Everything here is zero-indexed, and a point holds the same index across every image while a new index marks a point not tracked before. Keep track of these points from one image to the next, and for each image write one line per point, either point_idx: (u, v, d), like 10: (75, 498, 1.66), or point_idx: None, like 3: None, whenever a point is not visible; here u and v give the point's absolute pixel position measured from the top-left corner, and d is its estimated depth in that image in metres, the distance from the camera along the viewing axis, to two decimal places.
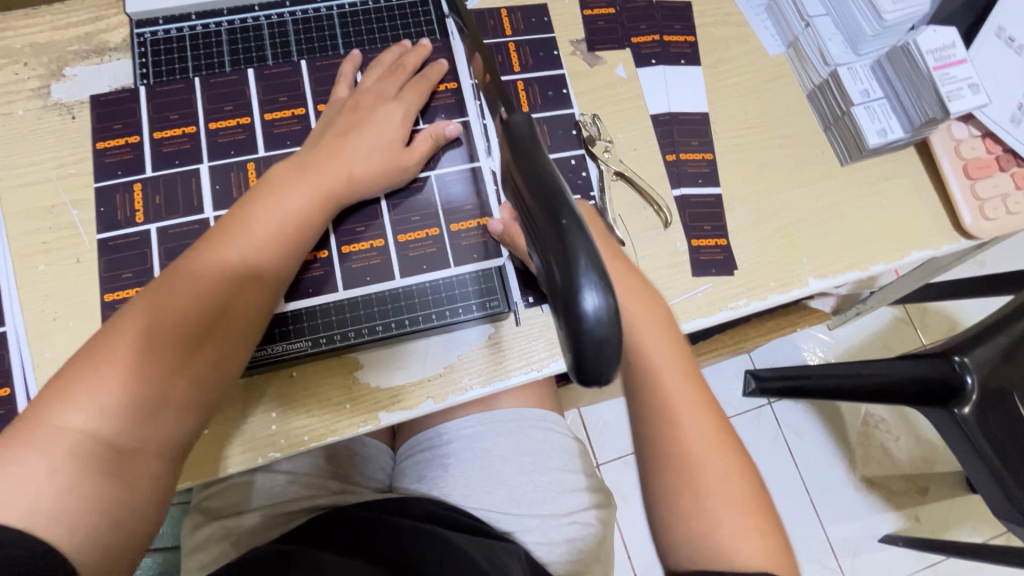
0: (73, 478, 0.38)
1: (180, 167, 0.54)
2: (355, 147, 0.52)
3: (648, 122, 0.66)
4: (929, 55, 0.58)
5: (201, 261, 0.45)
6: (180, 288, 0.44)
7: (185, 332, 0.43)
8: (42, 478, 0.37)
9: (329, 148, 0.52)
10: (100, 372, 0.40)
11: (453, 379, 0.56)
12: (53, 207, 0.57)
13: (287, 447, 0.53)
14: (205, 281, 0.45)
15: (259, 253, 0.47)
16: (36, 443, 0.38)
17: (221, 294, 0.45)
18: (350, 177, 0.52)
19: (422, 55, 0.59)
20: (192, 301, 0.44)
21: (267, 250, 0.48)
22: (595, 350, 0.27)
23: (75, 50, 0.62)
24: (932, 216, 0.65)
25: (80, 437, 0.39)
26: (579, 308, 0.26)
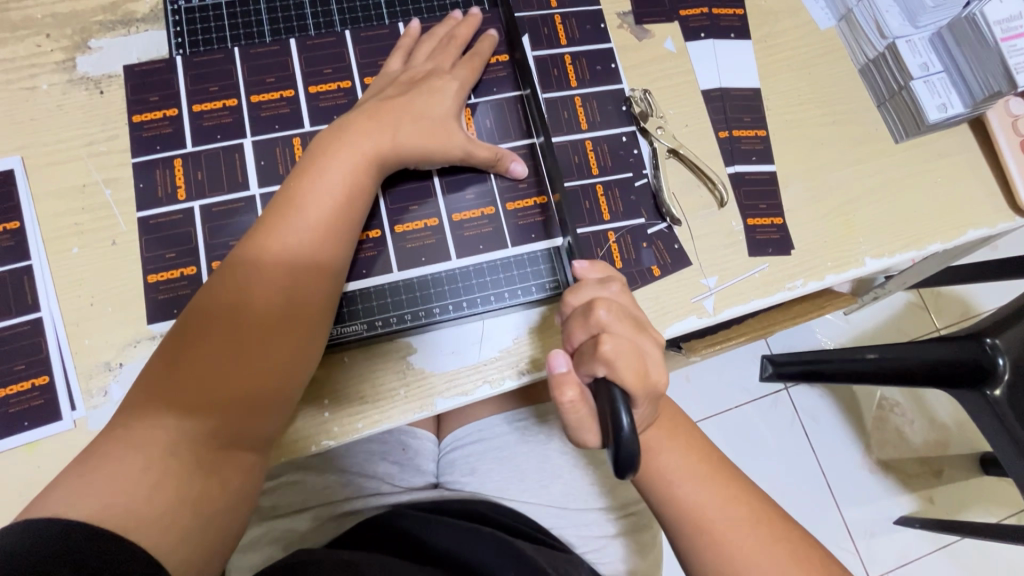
0: (168, 476, 0.39)
1: (221, 143, 0.52)
2: (403, 112, 0.50)
3: (699, 97, 0.63)
4: (996, 27, 0.56)
5: (261, 243, 0.45)
6: (248, 273, 0.44)
7: (254, 321, 0.43)
8: (137, 476, 0.38)
9: (375, 110, 0.50)
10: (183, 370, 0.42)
11: (513, 365, 0.54)
12: (85, 187, 0.54)
13: (341, 434, 0.51)
14: (269, 266, 0.44)
15: (316, 231, 0.46)
16: (135, 444, 0.39)
17: (285, 278, 0.44)
18: (398, 142, 0.49)
19: (473, 24, 0.56)
20: (258, 288, 0.44)
21: (323, 227, 0.46)
22: (627, 449, 0.40)
23: (99, 21, 0.59)
24: (988, 193, 0.64)
25: (173, 432, 0.40)
26: (616, 425, 0.41)
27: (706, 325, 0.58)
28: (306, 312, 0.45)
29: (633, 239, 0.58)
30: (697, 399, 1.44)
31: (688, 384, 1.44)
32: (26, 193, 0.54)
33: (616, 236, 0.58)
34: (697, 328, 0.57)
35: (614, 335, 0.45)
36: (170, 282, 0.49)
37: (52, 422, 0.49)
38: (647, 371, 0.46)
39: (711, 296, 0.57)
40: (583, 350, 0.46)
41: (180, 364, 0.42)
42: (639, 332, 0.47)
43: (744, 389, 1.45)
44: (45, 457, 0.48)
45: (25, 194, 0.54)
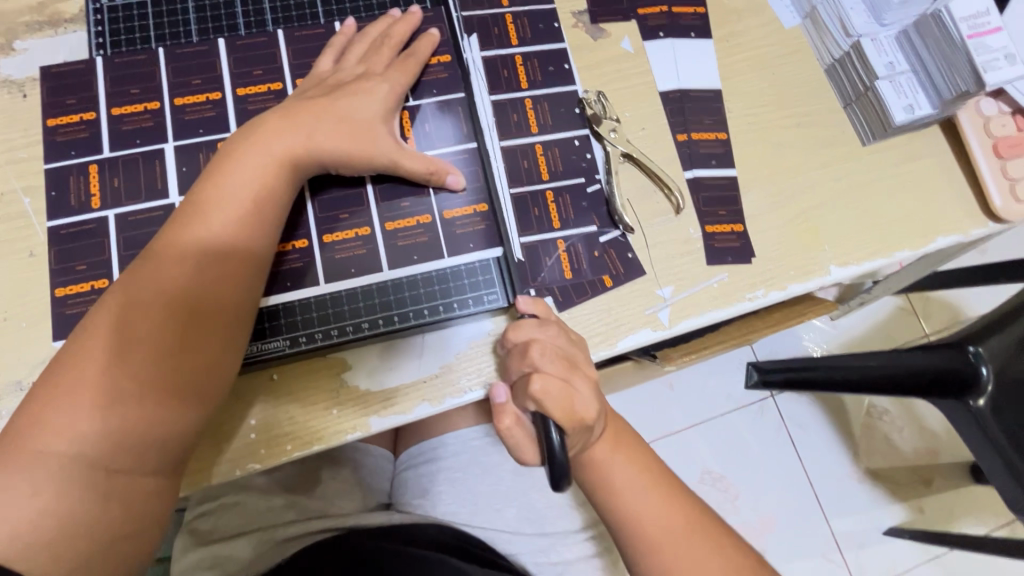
0: (58, 503, 0.38)
1: (141, 148, 0.49)
2: (322, 114, 0.47)
3: (656, 99, 0.61)
4: (962, 23, 0.54)
5: (164, 252, 0.43)
6: (147, 283, 0.42)
7: (153, 333, 0.42)
8: (25, 502, 0.37)
9: (292, 112, 0.47)
10: (73, 385, 0.40)
11: (452, 382, 0.51)
12: (1, 195, 0.51)
13: (269, 458, 0.48)
14: (170, 274, 0.43)
15: (222, 238, 0.44)
16: (23, 465, 0.38)
17: (188, 288, 0.43)
18: (314, 142, 0.47)
19: (412, 23, 0.54)
20: (158, 299, 0.42)
21: (229, 234, 0.44)
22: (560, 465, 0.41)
23: (25, 22, 0.56)
24: (960, 198, 0.61)
25: (63, 456, 0.39)
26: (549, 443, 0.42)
27: (661, 338, 0.55)
28: (211, 322, 0.43)
29: (584, 248, 0.55)
30: (680, 407, 1.40)
31: (671, 393, 1.41)
32: None
33: (566, 244, 0.55)
34: (651, 341, 0.55)
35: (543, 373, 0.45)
36: (82, 295, 0.47)
37: None
38: (578, 410, 0.45)
39: (666, 308, 0.54)
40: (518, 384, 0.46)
41: (71, 378, 0.40)
42: (572, 371, 0.46)
43: (729, 397, 1.42)
44: None
45: None
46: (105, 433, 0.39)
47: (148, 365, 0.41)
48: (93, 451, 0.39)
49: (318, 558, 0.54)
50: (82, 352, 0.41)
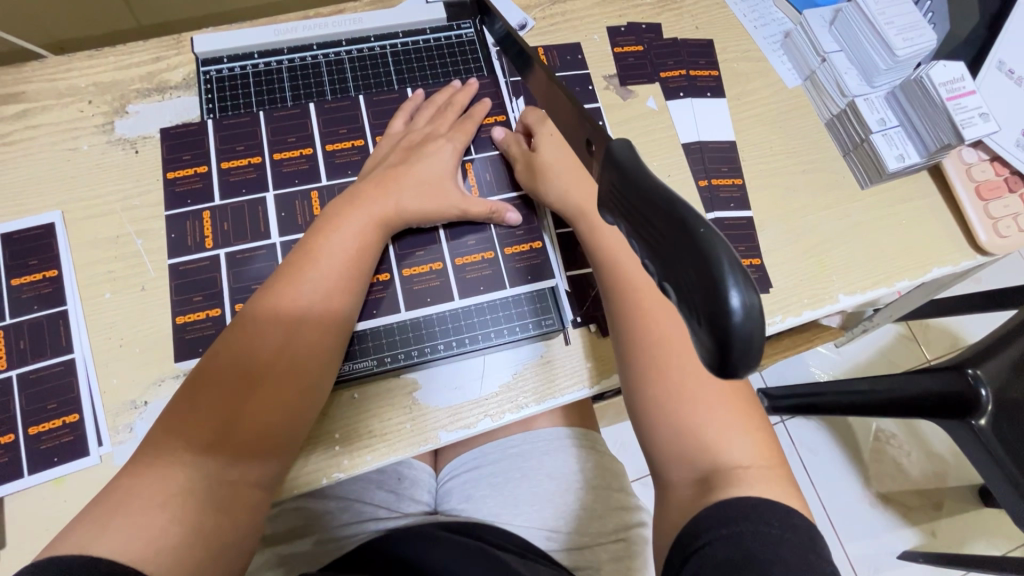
0: (183, 513, 0.42)
1: (246, 196, 0.57)
2: (407, 176, 0.56)
3: (680, 150, 0.70)
4: (941, 88, 0.63)
5: (275, 295, 0.49)
6: (262, 324, 0.48)
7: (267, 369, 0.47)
8: (156, 513, 0.41)
9: (383, 176, 0.56)
10: (198, 413, 0.45)
11: (511, 397, 0.57)
12: (118, 237, 0.59)
13: (353, 467, 0.54)
14: (281, 316, 0.48)
15: (328, 285, 0.50)
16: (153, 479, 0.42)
17: (297, 329, 0.48)
18: (404, 204, 0.55)
19: (471, 91, 0.63)
20: (272, 338, 0.48)
21: (334, 283, 0.50)
22: (746, 346, 0.22)
23: (137, 89, 0.66)
24: (949, 234, 0.69)
25: (189, 469, 0.43)
26: (721, 302, 0.23)
27: None
28: (313, 362, 0.49)
29: None
30: None
31: None
32: (65, 244, 0.59)
33: None
34: None
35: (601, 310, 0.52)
36: (196, 323, 0.54)
37: (80, 458, 0.52)
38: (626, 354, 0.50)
39: None
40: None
41: (196, 407, 0.45)
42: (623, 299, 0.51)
43: None
44: (72, 490, 0.52)
45: (63, 245, 0.59)
46: (227, 451, 0.44)
47: (263, 398, 0.46)
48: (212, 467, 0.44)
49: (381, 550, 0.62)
50: (206, 383, 0.46)
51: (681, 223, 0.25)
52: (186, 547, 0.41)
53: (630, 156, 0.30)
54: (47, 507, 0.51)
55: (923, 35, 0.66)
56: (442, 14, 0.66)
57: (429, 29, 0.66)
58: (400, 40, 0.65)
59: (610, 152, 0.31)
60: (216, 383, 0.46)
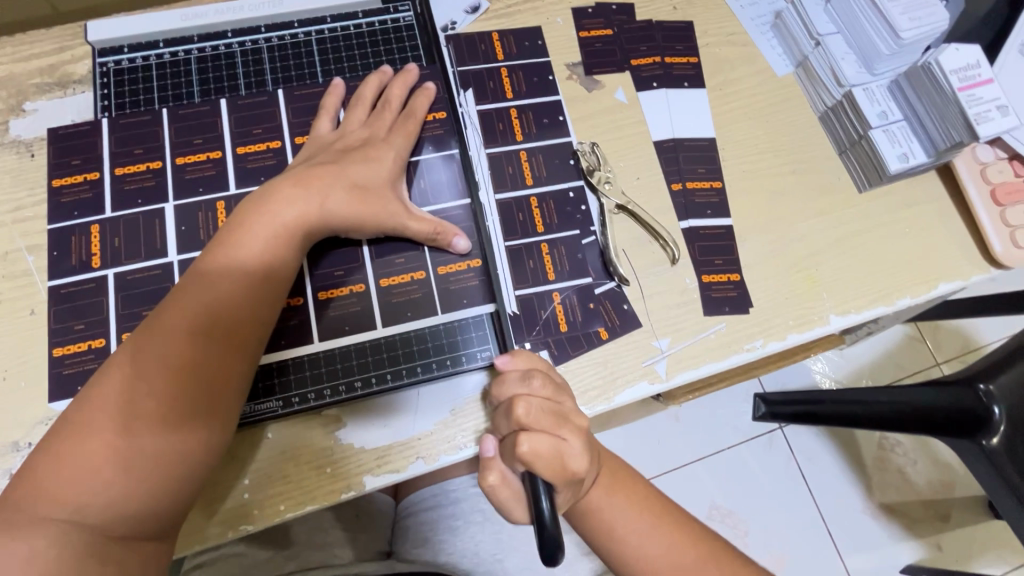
0: (57, 565, 0.37)
1: (142, 209, 0.50)
2: (334, 180, 0.49)
3: (651, 148, 0.61)
4: (952, 76, 0.54)
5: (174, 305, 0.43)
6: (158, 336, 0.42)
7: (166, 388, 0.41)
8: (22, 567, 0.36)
9: (302, 177, 0.48)
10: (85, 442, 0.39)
11: (446, 438, 0.50)
12: (6, 254, 0.53)
13: (262, 518, 0.48)
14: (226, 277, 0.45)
15: (241, 289, 0.45)
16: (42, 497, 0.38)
17: (213, 321, 0.43)
18: (326, 209, 0.48)
19: (407, 80, 0.56)
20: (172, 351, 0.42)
21: (244, 288, 0.45)
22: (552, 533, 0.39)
23: (36, 84, 0.58)
24: (959, 243, 0.60)
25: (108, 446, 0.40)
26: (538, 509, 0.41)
27: (658, 390, 0.54)
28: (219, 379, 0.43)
29: (578, 300, 0.55)
30: (687, 441, 1.38)
31: (677, 426, 1.38)
32: None
33: (561, 296, 0.55)
34: (649, 393, 0.54)
35: (530, 433, 0.42)
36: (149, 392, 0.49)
37: None
38: (568, 468, 0.43)
39: (660, 362, 0.54)
40: (507, 443, 0.44)
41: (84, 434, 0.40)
42: (560, 424, 0.44)
43: (736, 430, 1.40)
44: None
45: None
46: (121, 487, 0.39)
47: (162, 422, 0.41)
48: (96, 512, 0.39)
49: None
50: (97, 404, 0.41)
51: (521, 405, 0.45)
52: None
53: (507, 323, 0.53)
54: None
55: (933, 13, 0.57)
56: None
57: (362, 13, 0.58)
58: (327, 25, 0.57)
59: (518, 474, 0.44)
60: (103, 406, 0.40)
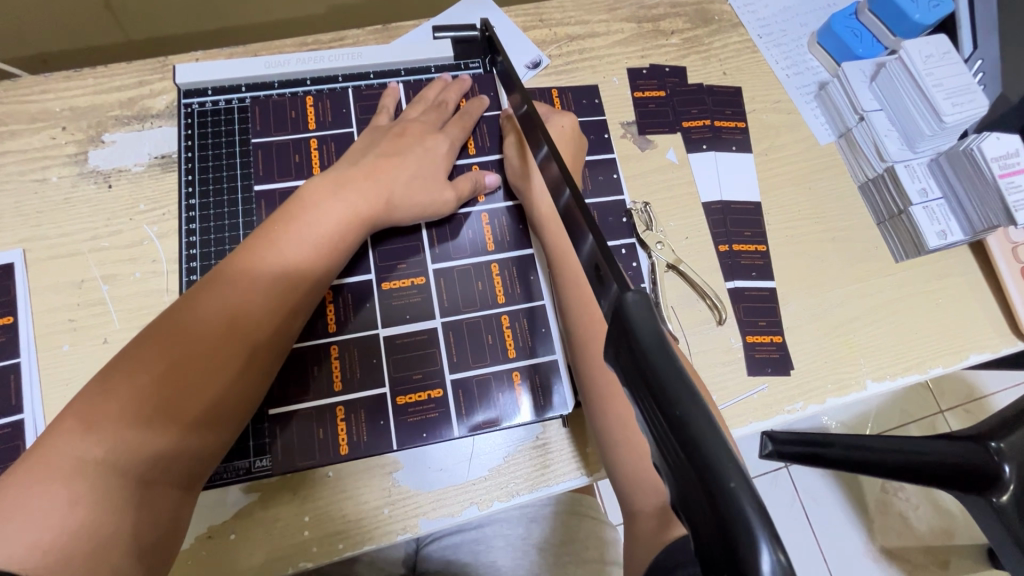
0: (93, 514, 0.36)
1: (252, 199, 0.55)
2: (397, 171, 0.52)
3: (700, 210, 0.64)
4: (993, 163, 0.57)
5: (202, 295, 0.44)
6: (195, 310, 0.43)
7: (208, 363, 0.42)
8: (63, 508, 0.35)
9: (371, 166, 0.52)
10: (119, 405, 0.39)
11: (499, 484, 0.52)
12: (82, 282, 0.54)
13: (320, 556, 0.49)
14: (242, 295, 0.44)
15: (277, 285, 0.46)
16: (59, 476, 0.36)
17: (236, 327, 0.43)
18: (389, 201, 0.52)
19: (462, 87, 0.59)
20: (225, 312, 0.43)
21: (283, 284, 0.46)
22: None
23: (115, 116, 0.60)
24: (988, 316, 0.63)
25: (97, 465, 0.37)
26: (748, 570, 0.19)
27: None
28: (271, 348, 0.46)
29: None
30: None
31: None
32: (23, 287, 0.54)
33: None
34: None
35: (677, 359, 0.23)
36: (419, 404, 0.52)
37: None
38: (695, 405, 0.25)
39: None
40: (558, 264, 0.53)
41: (94, 416, 0.38)
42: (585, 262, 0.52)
43: None
44: None
45: (22, 289, 0.54)
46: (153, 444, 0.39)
47: (194, 386, 0.41)
48: (129, 461, 0.38)
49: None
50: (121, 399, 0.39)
51: (660, 412, 0.22)
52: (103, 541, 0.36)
53: (643, 309, 0.25)
54: None
55: (974, 99, 0.60)
56: (450, 53, 0.61)
57: (433, 68, 0.62)
58: (401, 78, 0.60)
59: (622, 315, 0.25)
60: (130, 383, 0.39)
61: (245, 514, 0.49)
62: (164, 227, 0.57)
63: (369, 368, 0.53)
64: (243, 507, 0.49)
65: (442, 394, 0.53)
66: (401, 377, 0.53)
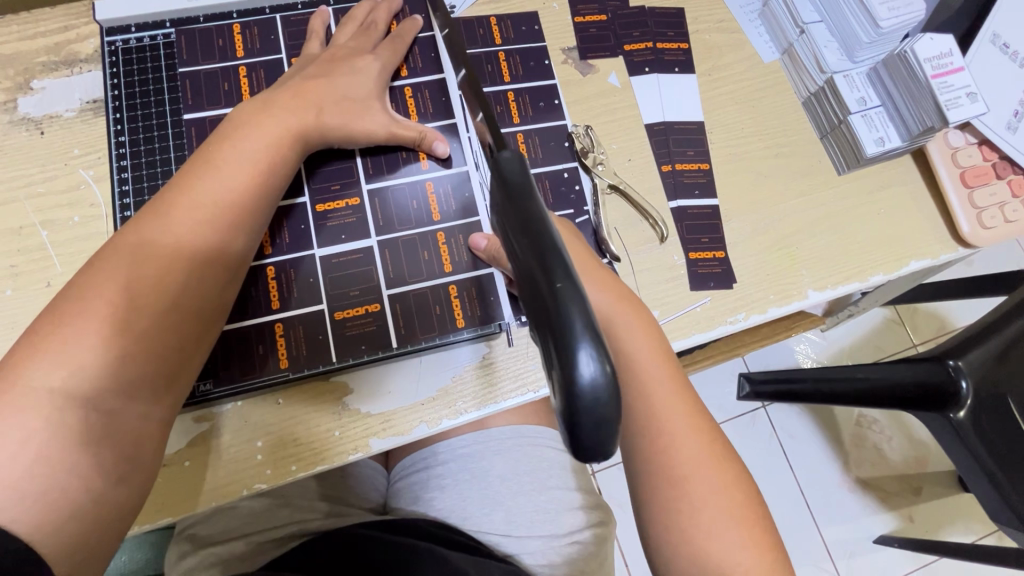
0: (51, 448, 0.36)
1: (182, 129, 0.55)
2: (325, 92, 0.51)
3: (642, 132, 0.64)
4: (926, 64, 0.57)
5: (144, 223, 0.44)
6: (139, 240, 0.43)
7: (156, 290, 0.42)
8: (17, 440, 0.36)
9: (298, 88, 0.51)
10: (70, 334, 0.39)
11: (447, 402, 0.54)
12: (21, 229, 0.54)
13: (274, 477, 0.51)
14: (181, 221, 0.44)
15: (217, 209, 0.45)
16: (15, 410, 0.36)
17: (175, 253, 0.43)
18: (321, 121, 0.51)
19: (392, 8, 0.59)
20: (168, 240, 0.43)
21: (223, 207, 0.45)
22: (591, 419, 0.22)
23: (43, 62, 0.59)
24: (929, 223, 0.64)
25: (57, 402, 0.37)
26: (572, 371, 0.22)
27: None
28: (218, 273, 0.46)
29: None
30: None
31: None
32: None
33: None
34: None
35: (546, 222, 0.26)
36: (356, 319, 0.53)
37: None
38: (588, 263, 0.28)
39: None
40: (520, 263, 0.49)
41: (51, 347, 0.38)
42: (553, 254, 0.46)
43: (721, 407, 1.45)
44: None
45: None
46: (113, 369, 0.39)
47: (143, 314, 0.41)
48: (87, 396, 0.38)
49: (320, 551, 0.59)
50: (71, 331, 0.39)
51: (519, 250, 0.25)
52: (57, 477, 0.36)
53: (515, 166, 0.27)
54: None
55: (910, 6, 0.61)
56: None
57: None
58: (330, 7, 0.59)
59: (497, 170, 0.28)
60: (80, 313, 0.39)
61: (198, 441, 0.51)
62: (99, 169, 0.56)
63: (306, 287, 0.53)
64: (197, 433, 0.51)
65: (378, 308, 0.53)
66: (338, 294, 0.53)
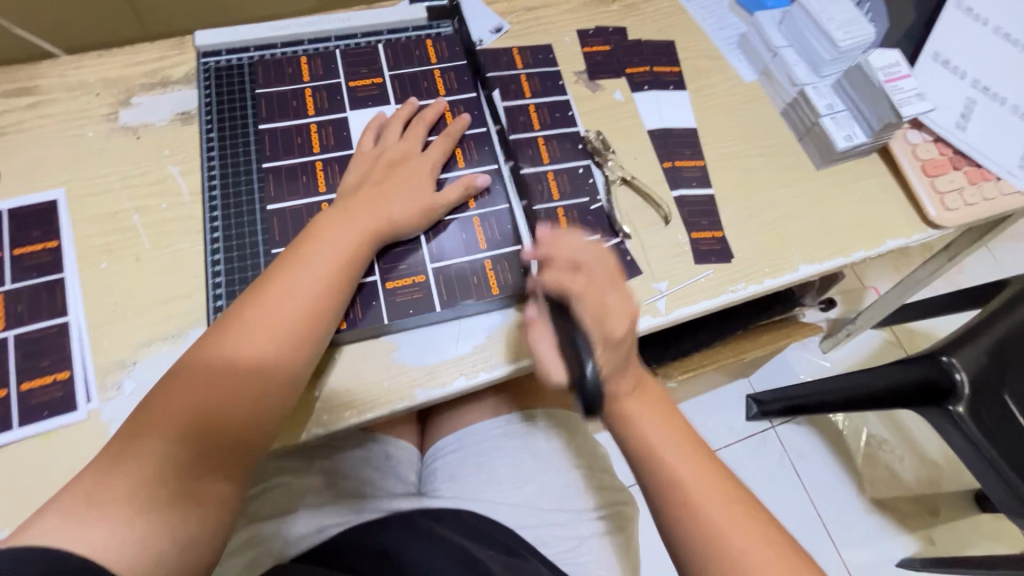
0: (148, 497, 0.44)
1: (262, 127, 0.67)
2: (394, 194, 0.61)
3: (645, 136, 0.75)
4: (880, 71, 0.68)
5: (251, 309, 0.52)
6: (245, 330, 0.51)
7: (254, 374, 0.50)
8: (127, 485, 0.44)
9: (369, 196, 0.60)
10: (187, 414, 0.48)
11: (485, 358, 0.60)
12: (116, 213, 0.63)
13: (329, 422, 0.56)
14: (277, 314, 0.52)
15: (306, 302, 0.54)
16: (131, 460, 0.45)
17: (272, 342, 0.52)
18: (389, 219, 0.60)
19: (438, 108, 0.69)
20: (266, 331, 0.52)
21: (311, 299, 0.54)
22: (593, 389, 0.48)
23: (141, 83, 0.71)
24: (900, 208, 0.73)
25: (159, 458, 0.46)
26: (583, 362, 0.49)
27: (660, 323, 0.65)
28: (302, 362, 0.53)
29: None
30: None
31: None
32: (66, 219, 0.63)
33: None
34: (653, 326, 0.65)
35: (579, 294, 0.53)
36: (404, 287, 0.61)
37: (67, 412, 0.55)
38: (609, 327, 0.53)
39: (660, 298, 0.65)
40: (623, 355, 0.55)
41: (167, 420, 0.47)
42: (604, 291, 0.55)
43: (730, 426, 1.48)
44: (58, 444, 0.54)
45: (65, 220, 0.63)
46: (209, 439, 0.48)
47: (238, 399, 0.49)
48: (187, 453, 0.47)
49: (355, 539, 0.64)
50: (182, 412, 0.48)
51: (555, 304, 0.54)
52: (161, 501, 0.45)
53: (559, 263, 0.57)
54: (39, 459, 0.53)
55: (861, 29, 0.72)
56: (423, 14, 0.76)
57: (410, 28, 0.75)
58: (381, 39, 0.73)
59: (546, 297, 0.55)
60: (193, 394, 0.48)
61: None
62: (186, 166, 0.66)
63: None
64: None
65: (423, 279, 0.62)
66: (389, 266, 0.62)
